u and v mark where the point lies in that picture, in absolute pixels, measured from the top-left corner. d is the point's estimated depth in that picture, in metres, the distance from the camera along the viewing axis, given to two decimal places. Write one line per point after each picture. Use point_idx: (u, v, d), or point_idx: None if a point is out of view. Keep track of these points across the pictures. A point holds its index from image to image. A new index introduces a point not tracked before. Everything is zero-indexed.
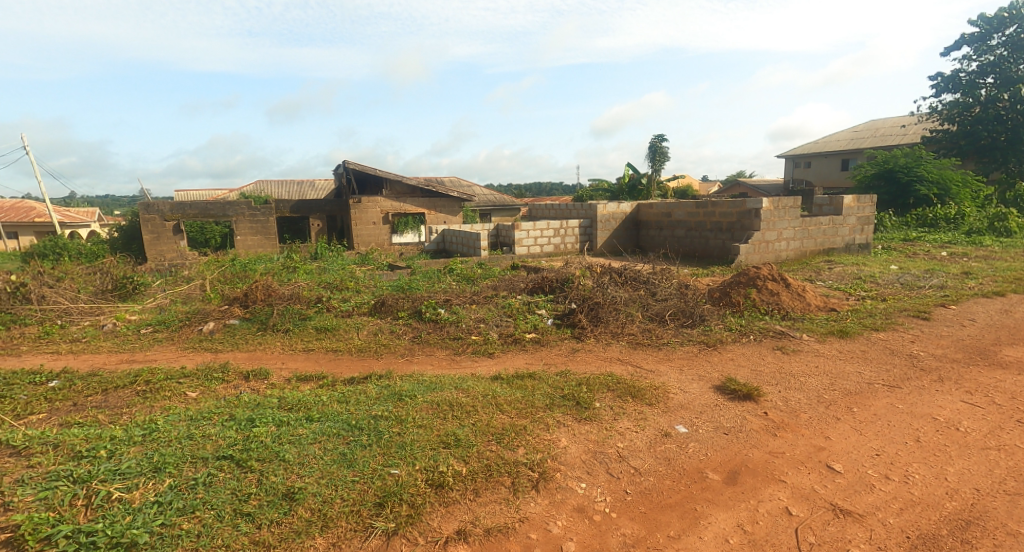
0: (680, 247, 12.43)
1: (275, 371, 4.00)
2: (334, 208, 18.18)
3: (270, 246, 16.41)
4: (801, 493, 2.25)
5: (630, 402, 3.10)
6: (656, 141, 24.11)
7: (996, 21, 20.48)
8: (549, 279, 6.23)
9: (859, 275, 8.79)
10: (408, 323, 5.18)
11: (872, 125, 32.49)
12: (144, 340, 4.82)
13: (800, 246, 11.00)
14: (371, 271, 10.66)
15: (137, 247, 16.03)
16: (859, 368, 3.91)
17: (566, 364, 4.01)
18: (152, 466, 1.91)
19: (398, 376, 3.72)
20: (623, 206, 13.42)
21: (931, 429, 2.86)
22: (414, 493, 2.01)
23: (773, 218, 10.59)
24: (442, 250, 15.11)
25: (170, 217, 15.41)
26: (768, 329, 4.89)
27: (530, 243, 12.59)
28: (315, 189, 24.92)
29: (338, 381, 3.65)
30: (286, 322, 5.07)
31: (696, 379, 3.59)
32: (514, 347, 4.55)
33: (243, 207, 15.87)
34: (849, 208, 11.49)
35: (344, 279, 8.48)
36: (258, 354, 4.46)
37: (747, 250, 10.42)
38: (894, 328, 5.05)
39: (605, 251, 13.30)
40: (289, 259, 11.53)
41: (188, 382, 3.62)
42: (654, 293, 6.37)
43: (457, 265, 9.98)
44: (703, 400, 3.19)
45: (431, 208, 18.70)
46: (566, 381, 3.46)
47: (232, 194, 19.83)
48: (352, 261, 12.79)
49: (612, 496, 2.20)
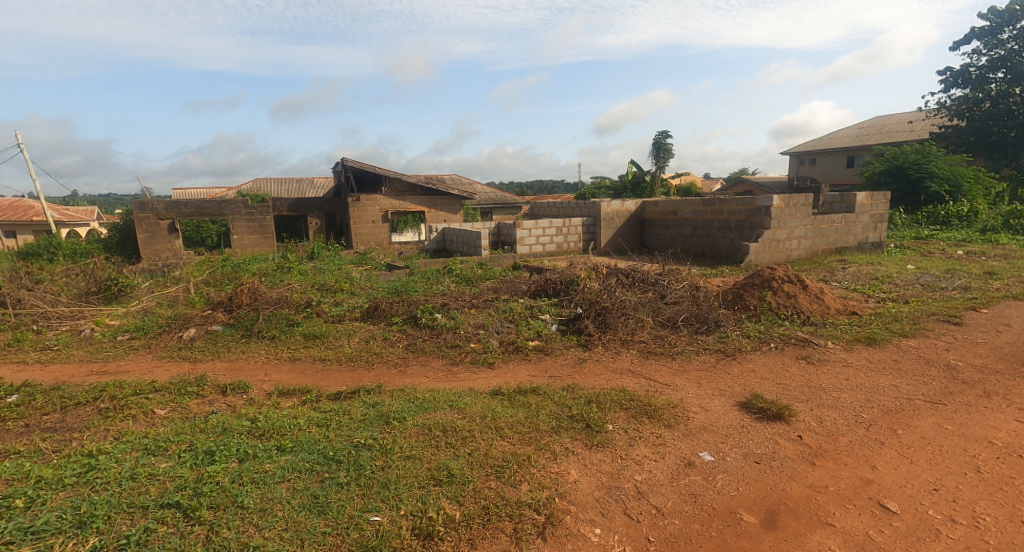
0: (686, 246, 12.08)
1: (255, 384, 3.68)
2: (333, 206, 17.88)
3: (266, 245, 16.10)
4: (854, 541, 1.91)
5: (646, 424, 2.76)
6: (660, 138, 23.69)
7: (1007, 14, 20.05)
8: (553, 281, 5.91)
9: (875, 276, 8.45)
10: (402, 329, 4.84)
11: (879, 122, 32.06)
12: (119, 348, 4.48)
13: (812, 244, 10.64)
14: (368, 272, 10.39)
15: (131, 246, 15.71)
16: (895, 381, 3.57)
17: (573, 377, 3.68)
18: (75, 520, 1.59)
19: (388, 392, 3.40)
20: (628, 205, 13.07)
21: (990, 455, 2.51)
22: (396, 548, 1.67)
23: (784, 216, 10.24)
24: (442, 249, 14.80)
25: (165, 216, 15.14)
26: (789, 336, 4.54)
27: (531, 242, 12.27)
28: (314, 187, 24.62)
29: (322, 398, 3.33)
30: (272, 329, 4.74)
31: (717, 395, 3.25)
32: (515, 356, 4.23)
33: (240, 206, 15.58)
34: (862, 206, 11.12)
35: (340, 281, 8.17)
36: (240, 364, 4.12)
37: (757, 248, 10.06)
38: (924, 334, 4.69)
39: (609, 250, 12.96)
40: (284, 259, 11.21)
41: (158, 398, 3.29)
42: (664, 296, 6.04)
43: (457, 265, 9.69)
44: (728, 420, 2.85)
45: (432, 206, 18.37)
46: (574, 398, 3.12)
47: (230, 192, 19.56)
48: (349, 261, 12.48)
49: (632, 546, 1.86)
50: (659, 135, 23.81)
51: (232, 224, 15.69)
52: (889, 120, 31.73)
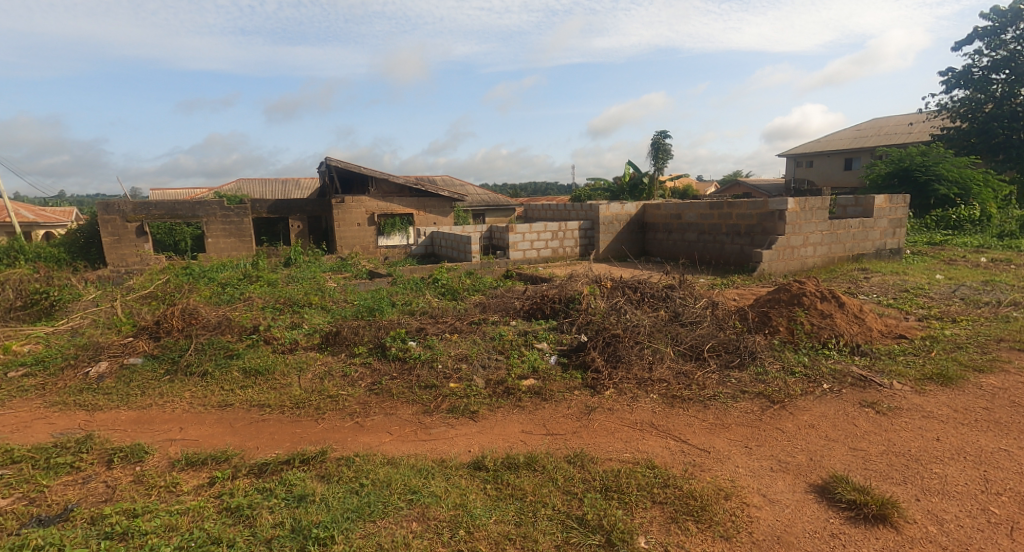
0: (690, 252, 11.29)
1: (159, 446, 2.76)
2: (316, 208, 16.95)
3: (244, 249, 15.19)
4: None
5: (693, 535, 1.88)
6: (659, 138, 22.87)
7: (1011, 14, 19.40)
8: (551, 299, 5.06)
9: (904, 288, 7.67)
10: (366, 362, 3.94)
11: (876, 124, 31.54)
12: (5, 388, 3.53)
13: (828, 251, 9.86)
14: (345, 281, 9.49)
15: (95, 251, 14.79)
16: (1006, 444, 2.71)
17: (579, 438, 2.81)
18: None
19: (331, 466, 2.51)
20: (628, 207, 12.25)
21: None
22: None
23: (799, 220, 9.43)
24: (431, 255, 13.95)
25: (133, 218, 14.23)
26: (844, 371, 3.69)
27: (525, 247, 11.49)
28: (299, 188, 23.66)
29: (239, 476, 2.43)
30: (204, 363, 3.80)
31: (779, 472, 2.38)
32: (505, 403, 3.36)
33: (215, 207, 14.66)
34: (880, 210, 10.35)
35: (309, 295, 7.27)
36: (151, 414, 3.20)
37: (771, 256, 9.25)
38: (1003, 369, 3.86)
39: (609, 256, 12.13)
40: (256, 267, 10.32)
41: (8, 479, 2.36)
42: (680, 316, 5.20)
43: (443, 274, 8.82)
44: (808, 524, 1.98)
45: (420, 208, 17.46)
46: (585, 482, 2.25)
47: (208, 193, 18.61)
48: (329, 268, 11.59)
49: None
50: (659, 135, 23.00)
51: (206, 226, 14.76)
52: (887, 122, 31.25)
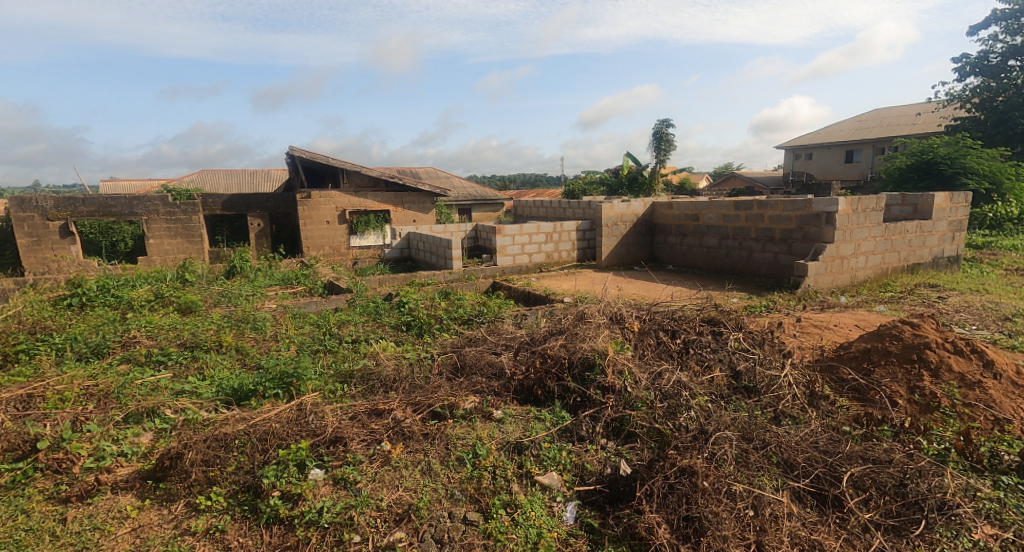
0: (710, 260, 9.54)
1: None
2: (280, 204, 14.89)
3: (191, 251, 13.15)
4: None
5: None
6: (661, 127, 21.05)
7: None
8: (557, 362, 3.23)
9: (1005, 315, 5.93)
10: (214, 530, 2.07)
11: (877, 114, 30.02)
12: None
13: (881, 261, 8.14)
14: (291, 300, 7.56)
15: (14, 254, 12.60)
16: None
17: None
18: None
19: None
20: (635, 206, 10.40)
21: None
22: None
23: (850, 225, 7.68)
24: (407, 259, 12.03)
25: (56, 215, 12.16)
26: None
27: (515, 251, 9.64)
28: (265, 181, 21.47)
29: None
30: None
31: None
32: None
33: (155, 203, 12.64)
34: (939, 210, 8.61)
35: (221, 330, 5.34)
36: None
37: (818, 269, 7.48)
38: None
39: (613, 264, 10.32)
40: (182, 282, 8.34)
41: None
42: (753, 386, 3.40)
43: (411, 292, 6.92)
44: None
45: (398, 204, 15.46)
46: None
47: (158, 187, 16.44)
48: (280, 278, 9.61)
49: None
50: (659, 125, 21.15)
51: (146, 226, 12.70)
52: (888, 112, 29.73)
